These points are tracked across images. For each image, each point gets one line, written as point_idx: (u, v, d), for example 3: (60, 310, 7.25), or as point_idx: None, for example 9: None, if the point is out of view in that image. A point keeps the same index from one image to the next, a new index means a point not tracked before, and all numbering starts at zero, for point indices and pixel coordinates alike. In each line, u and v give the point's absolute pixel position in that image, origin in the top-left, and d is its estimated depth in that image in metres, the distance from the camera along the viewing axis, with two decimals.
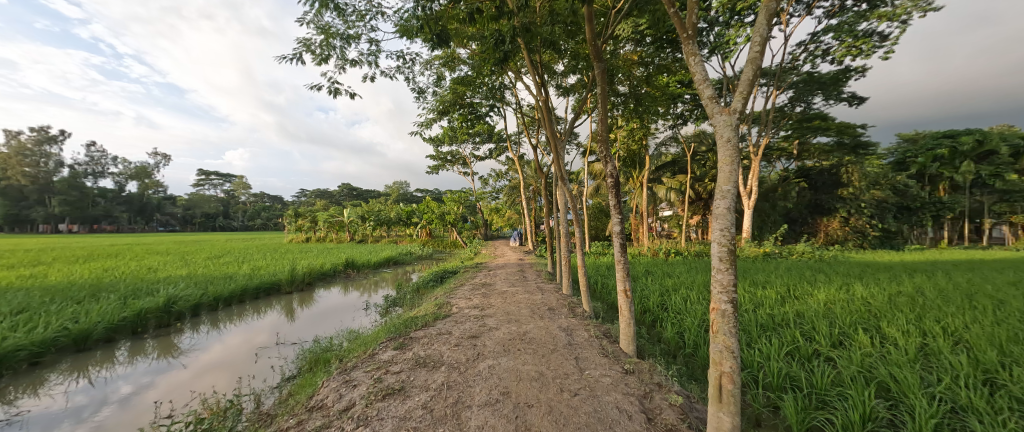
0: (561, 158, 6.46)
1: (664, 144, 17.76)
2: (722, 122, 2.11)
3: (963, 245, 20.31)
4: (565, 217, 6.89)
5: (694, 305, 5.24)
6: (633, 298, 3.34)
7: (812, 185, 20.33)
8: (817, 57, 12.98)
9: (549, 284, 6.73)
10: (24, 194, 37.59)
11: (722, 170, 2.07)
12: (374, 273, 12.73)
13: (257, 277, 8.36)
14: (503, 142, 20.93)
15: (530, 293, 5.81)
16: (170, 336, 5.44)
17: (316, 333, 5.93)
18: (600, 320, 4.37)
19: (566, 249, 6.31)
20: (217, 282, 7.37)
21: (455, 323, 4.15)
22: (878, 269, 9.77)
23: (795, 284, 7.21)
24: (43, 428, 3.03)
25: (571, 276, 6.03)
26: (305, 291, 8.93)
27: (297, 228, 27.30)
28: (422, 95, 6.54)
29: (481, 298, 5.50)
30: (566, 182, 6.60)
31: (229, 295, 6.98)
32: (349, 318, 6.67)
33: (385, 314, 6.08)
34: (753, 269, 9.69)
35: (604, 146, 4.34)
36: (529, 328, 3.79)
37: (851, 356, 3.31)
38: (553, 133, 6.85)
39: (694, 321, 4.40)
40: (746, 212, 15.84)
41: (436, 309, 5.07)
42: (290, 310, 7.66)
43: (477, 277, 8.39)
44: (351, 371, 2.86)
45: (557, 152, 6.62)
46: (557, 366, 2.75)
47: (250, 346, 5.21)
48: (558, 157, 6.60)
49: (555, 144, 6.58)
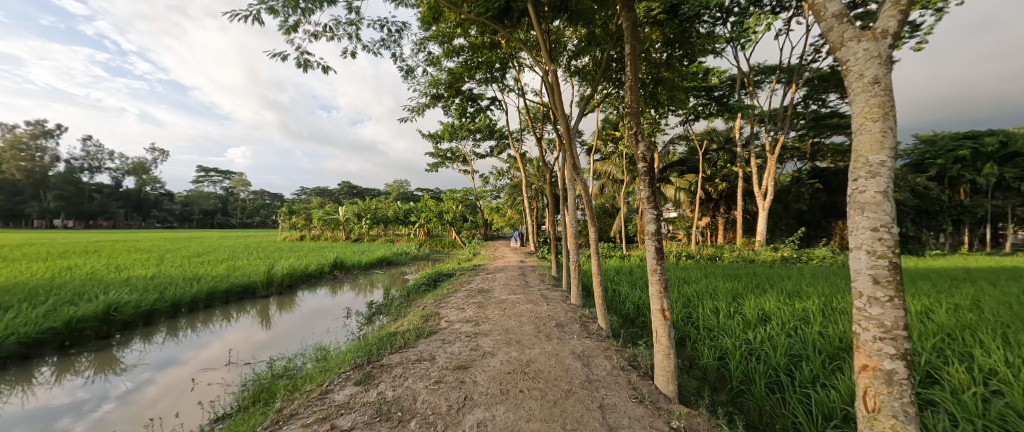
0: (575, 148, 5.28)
1: (673, 142, 16.95)
2: (860, 53, 1.31)
3: (984, 251, 19.41)
4: (575, 217, 5.88)
5: (729, 320, 4.41)
6: (673, 321, 2.50)
7: (827, 187, 19.48)
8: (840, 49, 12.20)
9: (554, 292, 5.90)
10: (19, 187, 37.08)
11: (865, 123, 1.29)
12: (365, 274, 11.92)
13: (229, 277, 7.54)
14: (504, 139, 20.14)
15: (534, 303, 4.99)
16: (110, 350, 4.63)
17: (282, 349, 4.96)
18: (620, 342, 3.54)
19: (575, 250, 5.41)
20: (179, 285, 6.52)
21: (442, 345, 3.33)
22: (915, 277, 8.90)
23: (833, 294, 6.40)
24: (42, 425, 2.94)
25: (580, 283, 5.17)
26: (283, 295, 8.08)
27: (292, 225, 26.56)
28: (413, 75, 5.75)
29: (475, 309, 4.66)
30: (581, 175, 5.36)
31: (190, 300, 6.14)
32: (325, 328, 5.73)
33: (365, 326, 5.27)
34: (777, 276, 8.82)
35: (634, 120, 3.27)
36: (533, 354, 2.96)
37: (958, 401, 2.55)
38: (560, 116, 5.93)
39: (738, 344, 3.59)
40: (761, 213, 14.98)
41: (420, 322, 4.24)
42: (265, 316, 6.90)
43: (473, 281, 7.56)
44: (285, 425, 2.05)
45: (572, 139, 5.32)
46: (576, 424, 1.92)
47: (199, 364, 4.33)
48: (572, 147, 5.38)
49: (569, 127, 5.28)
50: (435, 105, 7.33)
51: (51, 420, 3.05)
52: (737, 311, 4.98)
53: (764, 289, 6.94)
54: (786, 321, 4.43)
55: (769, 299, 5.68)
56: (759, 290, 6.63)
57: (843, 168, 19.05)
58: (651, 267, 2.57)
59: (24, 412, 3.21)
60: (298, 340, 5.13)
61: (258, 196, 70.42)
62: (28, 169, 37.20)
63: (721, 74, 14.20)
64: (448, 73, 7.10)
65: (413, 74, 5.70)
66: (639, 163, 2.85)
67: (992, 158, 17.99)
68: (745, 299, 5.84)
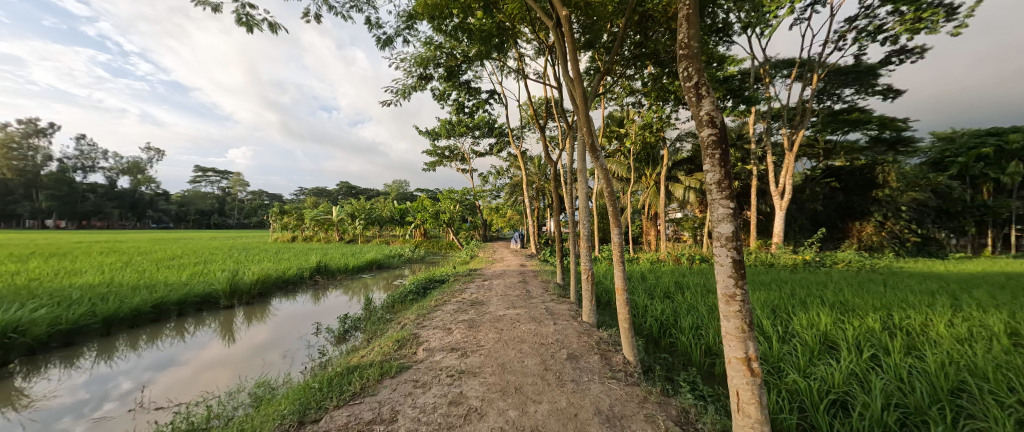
0: (591, 132, 4.13)
1: (680, 139, 15.97)
2: None
3: (1010, 254, 18.30)
4: (585, 218, 4.82)
5: (785, 345, 3.52)
6: (763, 377, 1.60)
7: (842, 186, 18.57)
8: (866, 36, 11.30)
9: (562, 305, 4.95)
10: (11, 187, 35.92)
11: None
12: (351, 279, 10.98)
13: (187, 284, 6.62)
14: (504, 136, 19.26)
15: (538, 322, 4.03)
16: (9, 380, 3.74)
17: (228, 378, 3.89)
18: (658, 387, 2.60)
19: (586, 254, 4.46)
20: (119, 295, 5.56)
21: (408, 393, 2.39)
22: (962, 284, 7.95)
23: (885, 307, 5.50)
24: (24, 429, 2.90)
25: (593, 297, 4.25)
26: (252, 305, 7.11)
27: (284, 226, 25.71)
28: (393, 47, 4.87)
29: (465, 331, 3.72)
30: (596, 169, 4.23)
31: (126, 315, 5.18)
32: (292, 348, 4.62)
33: (333, 348, 4.34)
34: (808, 282, 7.89)
35: (691, 64, 1.84)
36: (540, 416, 2.02)
37: None
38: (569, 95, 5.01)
39: (813, 383, 2.75)
40: (778, 213, 13.99)
41: (391, 351, 3.32)
42: (228, 329, 6.03)
43: (467, 289, 6.65)
44: None
45: (587, 124, 4.22)
46: None
47: (120, 400, 3.42)
48: (586, 132, 4.23)
49: (584, 107, 4.20)
50: (424, 88, 6.44)
51: (52, 420, 3.06)
52: (784, 329, 4.15)
53: (801, 300, 6.01)
54: (855, 346, 3.58)
55: (818, 314, 4.80)
56: (796, 302, 5.73)
57: (860, 166, 18.06)
58: (726, 298, 1.66)
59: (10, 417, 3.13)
60: (251, 368, 4.04)
61: (257, 196, 69.53)
62: (20, 169, 36.20)
63: (736, 64, 13.28)
64: (438, 50, 6.18)
65: (392, 45, 4.84)
66: (701, 133, 1.82)
67: (1018, 156, 16.93)
68: (788, 314, 4.96)
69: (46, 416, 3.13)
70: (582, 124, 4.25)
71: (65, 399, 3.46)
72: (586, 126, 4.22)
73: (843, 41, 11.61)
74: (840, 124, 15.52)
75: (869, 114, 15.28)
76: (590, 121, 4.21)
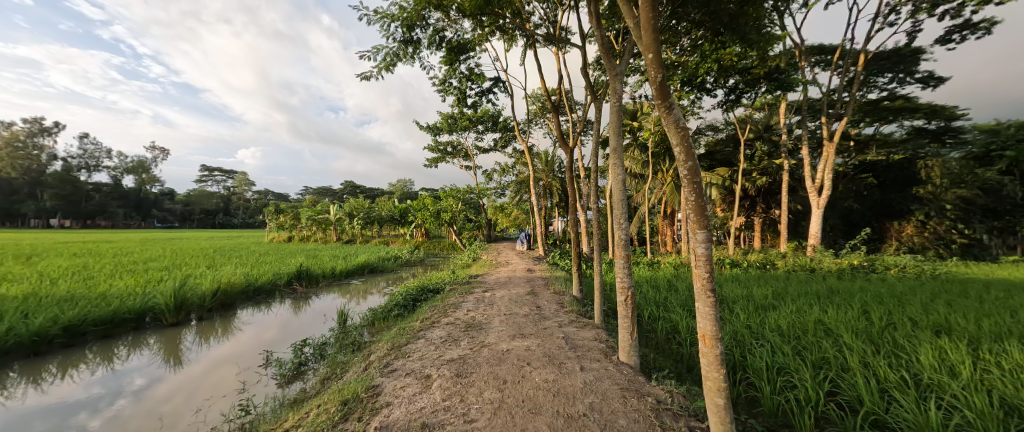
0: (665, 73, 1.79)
1: (701, 130, 14.56)
2: None
3: None
4: (620, 212, 3.25)
5: (946, 419, 2.28)
6: None
7: (880, 183, 16.95)
8: (925, 8, 9.86)
9: (586, 333, 3.73)
10: (14, 187, 35.25)
11: None
12: (337, 284, 9.77)
13: (123, 297, 5.47)
14: (510, 130, 18.04)
15: (557, 367, 2.77)
16: None
17: (183, 404, 3.28)
18: None
19: (623, 265, 3.15)
20: (19, 314, 4.40)
21: None
22: None
23: (1009, 332, 4.18)
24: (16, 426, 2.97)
25: (635, 327, 3.01)
26: (206, 322, 5.90)
27: (281, 226, 24.82)
28: None
29: (451, 383, 2.52)
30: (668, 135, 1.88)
31: (19, 342, 4.02)
32: (256, 378, 3.65)
33: (281, 393, 3.24)
34: (874, 295, 6.57)
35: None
36: None
37: None
38: (604, 41, 3.53)
39: None
40: (815, 212, 12.53)
41: (328, 424, 2.10)
42: (172, 351, 4.92)
43: (464, 304, 5.42)
44: None
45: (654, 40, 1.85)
46: None
47: (97, 411, 3.25)
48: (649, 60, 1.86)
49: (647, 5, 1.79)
50: (411, 56, 5.19)
51: (71, 413, 3.21)
52: (910, 374, 2.97)
53: (889, 322, 4.74)
54: None
55: (936, 346, 3.57)
56: (885, 326, 4.50)
57: (899, 160, 16.32)
58: None
59: (44, 404, 3.40)
60: (201, 400, 3.28)
61: (263, 196, 69.10)
62: (25, 168, 35.69)
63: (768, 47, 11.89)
64: (426, 6, 4.94)
65: None
66: None
67: None
68: (891, 345, 3.74)
69: (48, 413, 3.21)
70: (645, 47, 1.81)
71: (61, 402, 3.43)
72: (651, 52, 1.81)
73: (895, 15, 10.16)
74: (881, 113, 14.08)
75: (915, 102, 13.75)
76: (659, 40, 1.80)
